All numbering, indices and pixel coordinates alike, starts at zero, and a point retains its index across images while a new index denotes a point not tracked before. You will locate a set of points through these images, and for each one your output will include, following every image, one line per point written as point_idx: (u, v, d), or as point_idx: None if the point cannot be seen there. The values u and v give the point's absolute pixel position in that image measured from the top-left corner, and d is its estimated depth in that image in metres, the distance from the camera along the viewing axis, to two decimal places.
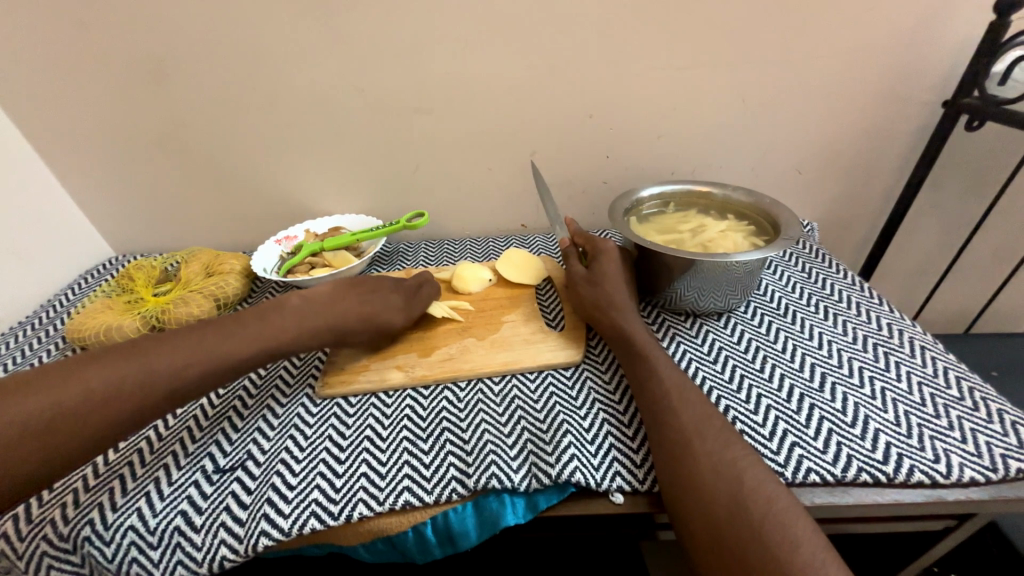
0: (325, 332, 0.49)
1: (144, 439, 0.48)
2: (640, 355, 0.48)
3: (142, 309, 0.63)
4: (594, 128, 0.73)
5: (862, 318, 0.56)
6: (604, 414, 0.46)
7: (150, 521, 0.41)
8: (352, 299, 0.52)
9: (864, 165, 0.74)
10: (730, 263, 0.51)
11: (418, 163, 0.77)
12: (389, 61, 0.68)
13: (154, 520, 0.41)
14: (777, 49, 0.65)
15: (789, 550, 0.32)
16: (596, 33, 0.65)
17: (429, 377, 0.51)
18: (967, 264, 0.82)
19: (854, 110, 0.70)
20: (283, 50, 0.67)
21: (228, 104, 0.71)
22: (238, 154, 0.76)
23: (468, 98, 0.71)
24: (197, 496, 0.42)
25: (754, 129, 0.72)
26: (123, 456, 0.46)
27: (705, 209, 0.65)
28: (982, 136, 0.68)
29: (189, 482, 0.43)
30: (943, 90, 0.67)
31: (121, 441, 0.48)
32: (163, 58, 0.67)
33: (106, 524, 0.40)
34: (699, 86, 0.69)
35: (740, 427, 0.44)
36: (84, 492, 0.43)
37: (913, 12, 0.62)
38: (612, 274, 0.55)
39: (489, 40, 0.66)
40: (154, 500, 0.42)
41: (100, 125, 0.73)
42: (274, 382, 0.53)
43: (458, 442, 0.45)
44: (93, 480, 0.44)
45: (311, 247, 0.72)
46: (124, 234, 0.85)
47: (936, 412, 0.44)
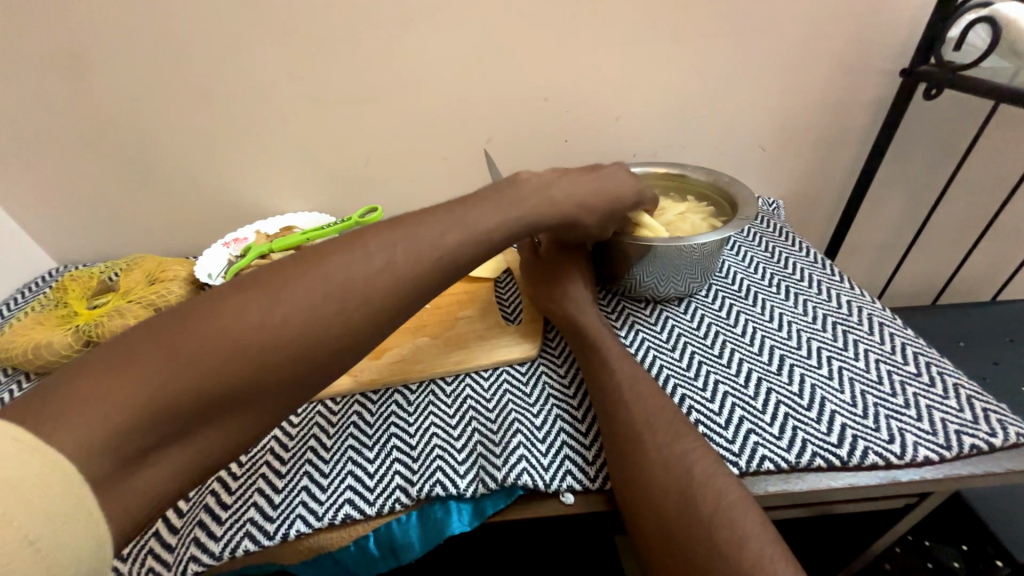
0: None
1: None
2: (594, 345, 0.46)
3: (74, 324, 0.59)
4: (549, 111, 0.70)
5: (822, 297, 0.54)
6: (557, 410, 0.45)
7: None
8: None
9: (827, 139, 0.73)
10: (687, 246, 0.49)
11: (368, 156, 0.73)
12: (325, 47, 0.64)
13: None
14: (733, 19, 0.63)
15: (734, 545, 0.31)
16: (542, 11, 0.62)
17: (378, 382, 0.49)
18: (932, 236, 0.81)
19: (814, 82, 0.68)
20: (210, 40, 0.62)
21: (157, 101, 0.67)
22: (176, 152, 0.71)
23: (413, 85, 0.67)
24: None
25: (713, 106, 0.70)
26: None
27: (665, 191, 0.63)
28: (941, 105, 0.67)
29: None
30: (902, 59, 0.66)
31: None
32: (80, 53, 0.62)
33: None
34: (653, 63, 0.66)
35: (696, 416, 0.42)
36: None
37: None
38: (570, 265, 0.53)
39: (429, 22, 0.62)
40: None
41: (20, 128, 0.68)
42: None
43: (405, 448, 0.43)
44: None
45: (259, 250, 0.69)
46: (62, 244, 0.80)
47: (893, 390, 0.43)
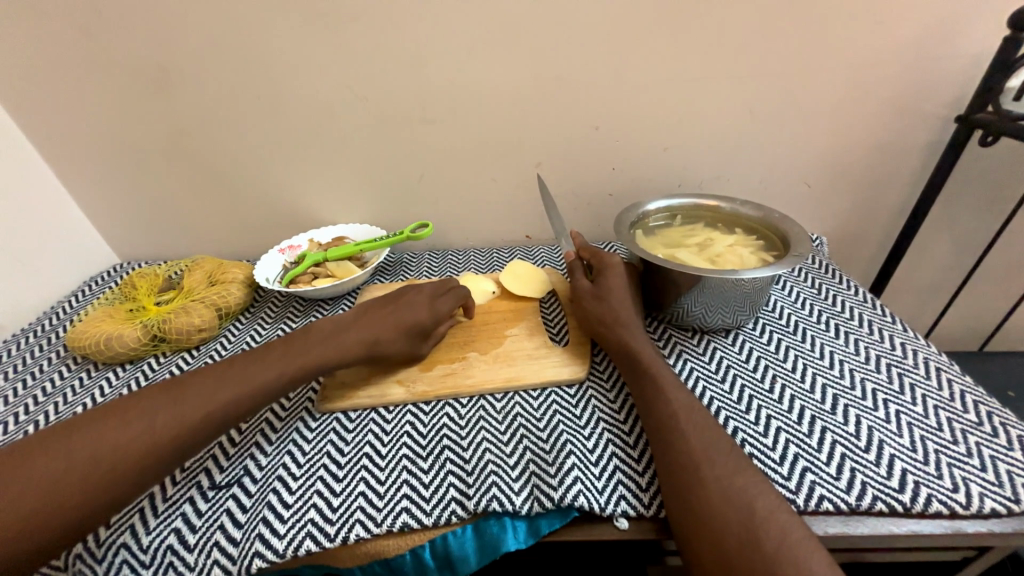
0: (323, 348, 0.48)
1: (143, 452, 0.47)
2: (645, 370, 0.47)
3: (143, 319, 0.63)
4: (600, 139, 0.72)
5: (874, 337, 0.54)
6: (608, 434, 0.45)
7: (144, 537, 0.40)
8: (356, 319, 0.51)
9: (874, 180, 0.73)
10: (739, 280, 0.50)
11: (422, 173, 0.76)
12: (395, 71, 0.68)
13: (148, 535, 0.40)
14: (785, 60, 0.65)
15: None
16: (602, 44, 0.65)
17: (430, 394, 0.50)
18: (981, 281, 0.80)
19: (864, 123, 0.69)
20: (289, 60, 0.67)
21: (233, 113, 0.71)
22: (243, 162, 0.76)
23: (472, 109, 0.70)
24: (196, 501, 0.43)
25: (760, 142, 0.71)
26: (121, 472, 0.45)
27: (712, 223, 0.64)
28: (994, 152, 0.67)
29: (186, 496, 0.43)
30: (955, 105, 0.66)
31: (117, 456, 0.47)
32: (171, 68, 0.68)
33: (98, 541, 0.40)
34: (705, 98, 0.68)
35: (749, 450, 0.42)
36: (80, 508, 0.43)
37: (924, 23, 0.61)
38: (621, 288, 0.54)
39: (493, 50, 0.66)
40: (151, 512, 0.42)
41: (107, 134, 0.73)
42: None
43: (459, 461, 0.44)
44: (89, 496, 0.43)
45: (314, 258, 0.72)
46: (128, 241, 0.85)
47: (953, 437, 0.42)
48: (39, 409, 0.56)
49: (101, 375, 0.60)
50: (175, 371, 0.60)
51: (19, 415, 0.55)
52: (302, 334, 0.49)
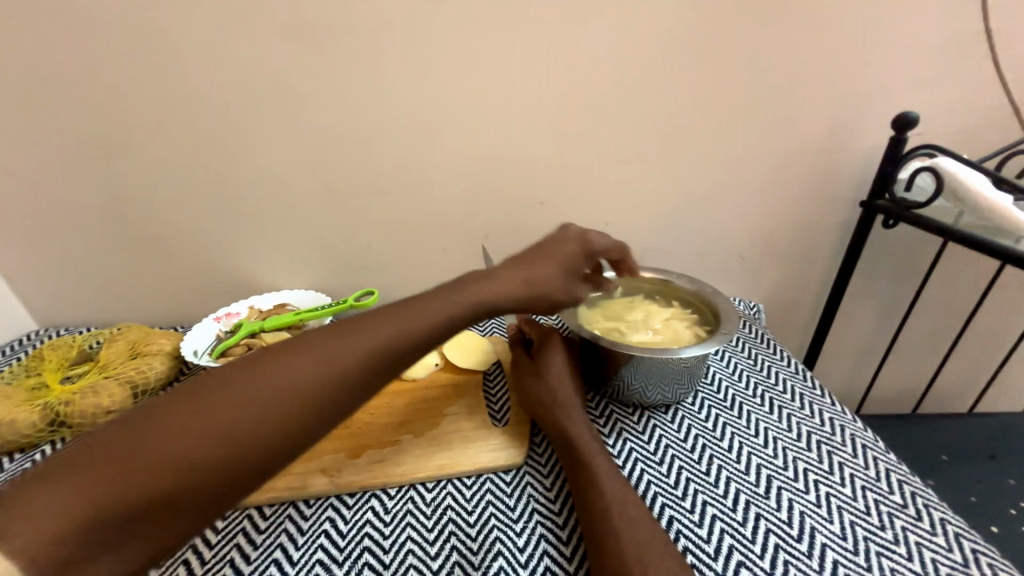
0: None
1: None
2: (581, 458, 0.45)
3: (43, 400, 0.57)
4: (545, 213, 0.75)
5: (805, 412, 0.55)
6: (541, 527, 0.43)
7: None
8: None
9: (799, 253, 0.79)
10: (672, 358, 0.52)
11: (371, 242, 0.76)
12: (344, 148, 0.70)
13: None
14: (709, 148, 0.71)
15: None
16: (542, 130, 0.69)
17: (356, 485, 0.47)
18: (905, 346, 0.85)
19: (784, 204, 0.75)
20: (238, 135, 0.68)
21: (176, 182, 0.70)
22: (183, 229, 0.74)
23: (421, 183, 0.72)
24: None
25: (694, 218, 0.76)
26: None
27: (650, 294, 0.67)
28: (899, 232, 0.74)
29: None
30: (861, 190, 0.73)
31: None
32: (113, 137, 0.67)
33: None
34: (640, 179, 0.73)
35: (684, 543, 0.41)
36: None
37: (825, 121, 0.69)
38: (561, 366, 0.54)
39: (440, 132, 0.69)
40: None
41: (38, 198, 0.71)
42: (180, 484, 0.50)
43: (377, 567, 0.40)
44: None
45: (250, 327, 0.69)
46: (50, 307, 0.79)
47: (880, 522, 0.42)
48: None
49: None
50: None
51: None
52: None
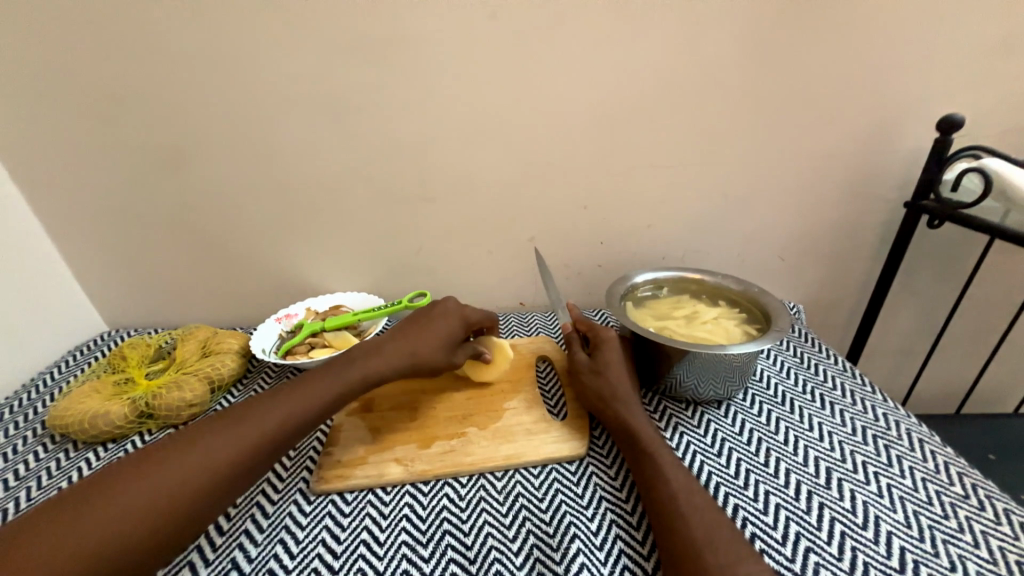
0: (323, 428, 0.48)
1: None
2: (644, 447, 0.48)
3: (132, 394, 0.61)
4: (589, 217, 0.78)
5: (858, 408, 0.56)
6: (611, 514, 0.45)
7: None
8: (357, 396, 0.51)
9: (840, 254, 0.80)
10: (726, 354, 0.53)
11: (422, 246, 0.80)
12: (400, 157, 0.74)
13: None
14: (751, 152, 0.73)
15: None
16: (588, 137, 0.72)
17: (429, 473, 0.50)
18: (948, 347, 0.85)
19: (824, 206, 0.77)
20: (302, 145, 0.72)
21: (242, 191, 0.75)
22: (247, 235, 0.79)
23: (470, 189, 0.76)
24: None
25: (735, 220, 0.78)
26: None
27: (697, 294, 0.68)
28: (943, 231, 0.75)
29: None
30: (902, 192, 0.75)
31: None
32: (188, 150, 0.72)
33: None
34: (683, 183, 0.75)
35: (752, 530, 0.43)
36: None
37: (865, 124, 0.71)
38: (618, 361, 0.56)
39: (490, 140, 0.73)
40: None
41: (115, 208, 0.76)
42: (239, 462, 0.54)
43: (461, 548, 0.43)
44: None
45: (312, 327, 0.73)
46: (120, 309, 0.85)
47: (944, 511, 0.44)
48: (9, 495, 0.53)
49: (81, 456, 0.58)
50: None
51: None
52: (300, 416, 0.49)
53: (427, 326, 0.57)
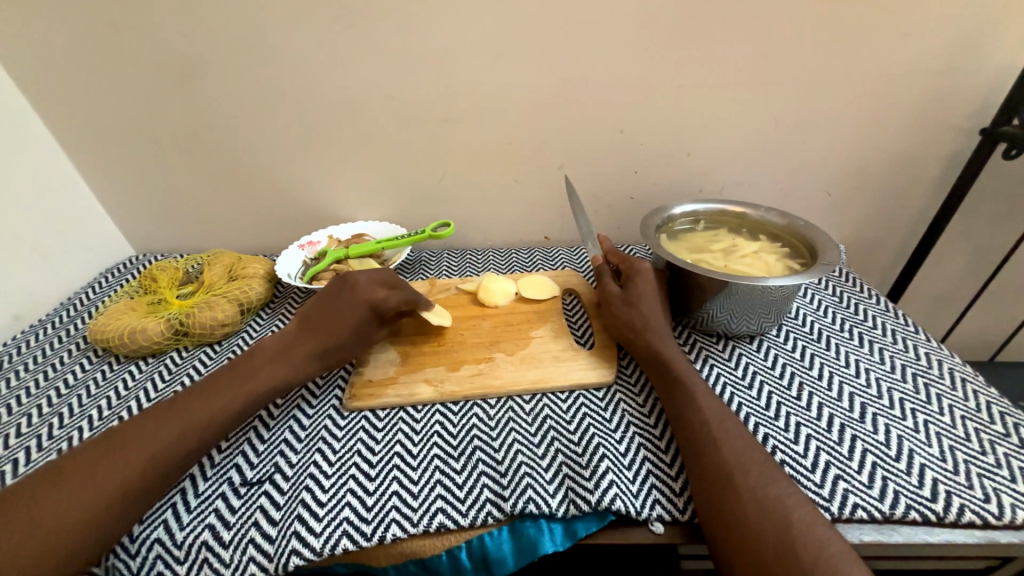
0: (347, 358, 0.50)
1: None
2: (676, 376, 0.47)
3: (166, 313, 0.62)
4: (624, 143, 0.73)
5: (899, 347, 0.55)
6: (639, 438, 0.46)
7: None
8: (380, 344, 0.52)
9: (893, 189, 0.74)
10: (765, 288, 0.51)
11: (445, 173, 0.76)
12: (423, 70, 0.67)
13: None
14: (813, 69, 0.65)
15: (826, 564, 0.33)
16: (631, 49, 0.65)
17: (458, 394, 0.50)
18: (997, 292, 0.81)
19: (886, 134, 0.69)
20: (318, 55, 0.67)
21: (257, 108, 0.71)
22: (265, 157, 0.76)
23: (498, 109, 0.70)
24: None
25: (782, 149, 0.72)
26: None
27: (736, 228, 0.65)
28: (1017, 165, 0.68)
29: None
30: (979, 118, 0.67)
31: None
32: (197, 61, 0.67)
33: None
34: (730, 106, 0.69)
35: (781, 457, 0.43)
36: None
37: (953, 36, 0.62)
38: (653, 293, 0.54)
39: (521, 51, 0.66)
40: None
41: (127, 126, 0.73)
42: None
43: (492, 463, 0.44)
44: None
45: (335, 254, 0.72)
46: (146, 234, 0.85)
47: (981, 447, 0.43)
48: (61, 402, 0.55)
49: (123, 368, 0.60)
50: (198, 366, 0.60)
51: (43, 407, 0.55)
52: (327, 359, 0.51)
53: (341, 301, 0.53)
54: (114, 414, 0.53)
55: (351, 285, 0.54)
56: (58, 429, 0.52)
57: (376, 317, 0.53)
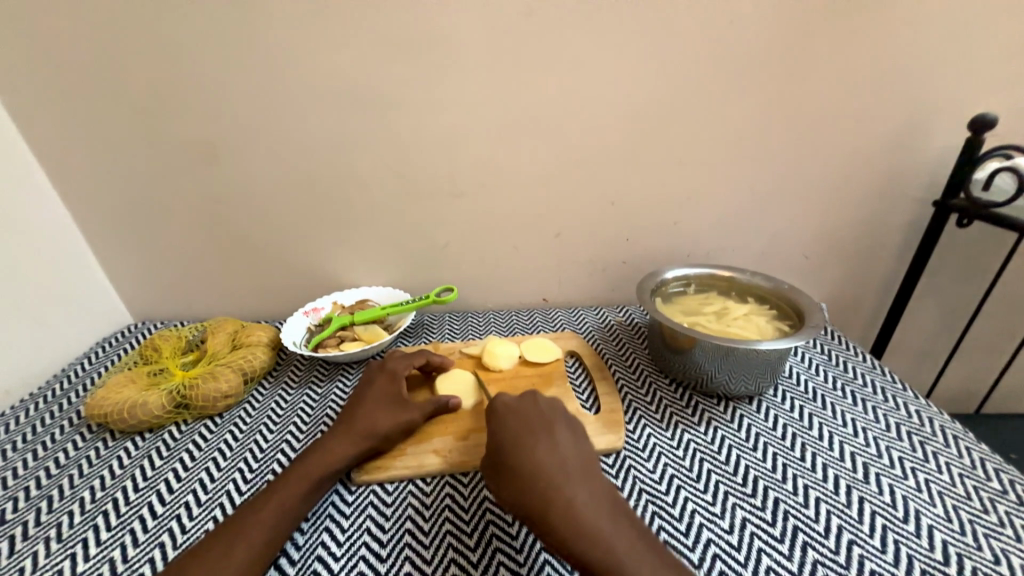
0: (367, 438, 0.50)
1: (174, 519, 0.48)
2: (592, 542, 0.37)
3: (167, 385, 0.62)
4: (616, 213, 0.78)
5: (890, 404, 0.57)
6: (653, 506, 0.46)
7: (121, 564, 0.44)
8: (399, 419, 0.52)
9: (864, 252, 0.80)
10: (760, 350, 0.54)
11: (448, 241, 0.80)
12: (431, 150, 0.72)
13: None
14: (781, 150, 0.73)
15: None
16: (620, 132, 0.72)
17: (468, 464, 0.50)
18: (972, 347, 0.86)
19: (852, 204, 0.77)
20: (333, 137, 0.71)
21: (270, 183, 0.74)
22: (274, 228, 0.78)
23: (500, 184, 0.76)
24: (176, 531, 0.47)
25: (761, 218, 0.78)
26: (155, 533, 0.47)
27: (726, 292, 0.69)
28: (971, 232, 0.75)
29: (162, 529, 0.47)
30: (930, 191, 0.75)
31: (148, 522, 0.48)
32: (216, 142, 0.71)
33: None
34: (710, 181, 0.76)
35: (794, 523, 0.44)
36: (115, 571, 0.43)
37: (897, 123, 0.71)
38: (555, 425, 0.47)
39: (523, 134, 0.72)
40: (127, 549, 0.45)
41: (142, 201, 0.75)
42: (276, 457, 0.55)
43: (506, 538, 0.44)
44: (120, 568, 0.43)
45: (341, 321, 0.73)
46: (147, 302, 0.85)
47: (983, 506, 0.44)
48: (50, 484, 0.53)
49: (119, 445, 0.58)
50: (197, 442, 0.58)
51: (30, 489, 0.52)
52: (343, 435, 0.50)
53: (368, 390, 0.56)
54: (107, 495, 0.51)
55: (383, 372, 0.58)
56: (46, 514, 0.49)
57: (397, 397, 0.55)
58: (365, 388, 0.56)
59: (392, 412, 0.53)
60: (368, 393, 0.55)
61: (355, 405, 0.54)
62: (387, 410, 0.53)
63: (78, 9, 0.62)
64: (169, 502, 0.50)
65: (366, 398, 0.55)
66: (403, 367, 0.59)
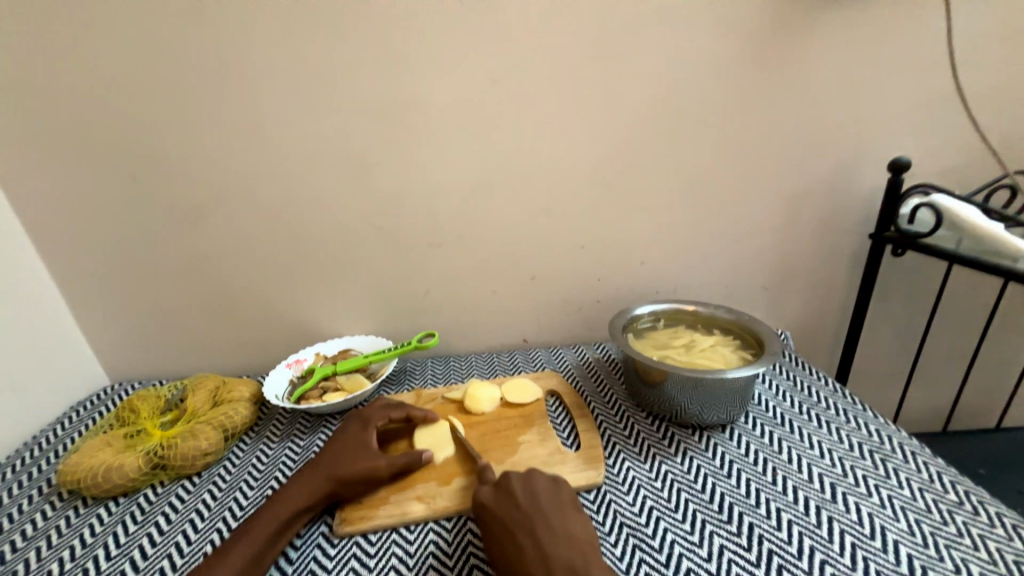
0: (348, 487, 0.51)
1: None
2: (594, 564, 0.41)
3: (144, 446, 0.61)
4: (586, 255, 0.83)
5: (852, 425, 0.60)
6: (634, 539, 0.47)
7: None
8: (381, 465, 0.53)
9: (817, 282, 0.87)
10: (725, 378, 0.57)
11: (428, 288, 0.83)
12: (408, 205, 0.77)
13: None
14: (730, 194, 0.81)
15: None
16: (584, 183, 0.78)
17: (452, 509, 0.51)
18: (928, 366, 0.91)
19: (799, 239, 0.84)
20: (315, 197, 0.76)
21: (254, 241, 0.77)
22: (257, 283, 0.80)
23: (475, 233, 0.80)
24: None
25: (720, 255, 0.84)
26: None
27: (692, 324, 0.73)
28: (907, 260, 0.82)
29: None
30: (866, 225, 0.83)
31: None
32: (203, 204, 0.75)
33: None
34: (670, 223, 0.82)
35: (768, 547, 0.45)
36: None
37: (828, 167, 0.80)
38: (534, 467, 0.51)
39: (494, 187, 0.78)
40: None
41: (127, 262, 0.77)
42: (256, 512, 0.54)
43: None
44: None
45: (324, 371, 0.74)
46: (126, 361, 0.84)
47: (943, 518, 0.47)
48: (17, 557, 0.51)
49: (92, 511, 0.56)
50: (175, 502, 0.57)
51: None
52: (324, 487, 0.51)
53: (344, 441, 0.57)
54: (78, 565, 0.49)
55: (358, 422, 0.59)
56: None
57: (371, 446, 0.55)
58: (340, 439, 0.57)
59: (367, 460, 0.54)
60: (345, 444, 0.56)
61: (329, 456, 0.55)
62: (362, 459, 0.54)
63: (80, 92, 0.67)
64: (145, 566, 0.49)
65: (341, 449, 0.55)
66: (379, 416, 0.60)
